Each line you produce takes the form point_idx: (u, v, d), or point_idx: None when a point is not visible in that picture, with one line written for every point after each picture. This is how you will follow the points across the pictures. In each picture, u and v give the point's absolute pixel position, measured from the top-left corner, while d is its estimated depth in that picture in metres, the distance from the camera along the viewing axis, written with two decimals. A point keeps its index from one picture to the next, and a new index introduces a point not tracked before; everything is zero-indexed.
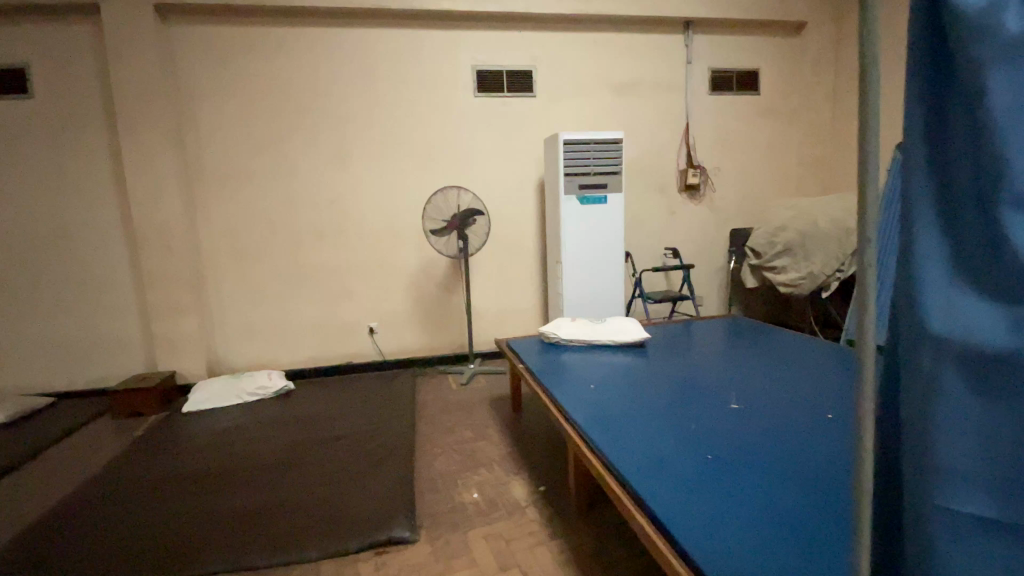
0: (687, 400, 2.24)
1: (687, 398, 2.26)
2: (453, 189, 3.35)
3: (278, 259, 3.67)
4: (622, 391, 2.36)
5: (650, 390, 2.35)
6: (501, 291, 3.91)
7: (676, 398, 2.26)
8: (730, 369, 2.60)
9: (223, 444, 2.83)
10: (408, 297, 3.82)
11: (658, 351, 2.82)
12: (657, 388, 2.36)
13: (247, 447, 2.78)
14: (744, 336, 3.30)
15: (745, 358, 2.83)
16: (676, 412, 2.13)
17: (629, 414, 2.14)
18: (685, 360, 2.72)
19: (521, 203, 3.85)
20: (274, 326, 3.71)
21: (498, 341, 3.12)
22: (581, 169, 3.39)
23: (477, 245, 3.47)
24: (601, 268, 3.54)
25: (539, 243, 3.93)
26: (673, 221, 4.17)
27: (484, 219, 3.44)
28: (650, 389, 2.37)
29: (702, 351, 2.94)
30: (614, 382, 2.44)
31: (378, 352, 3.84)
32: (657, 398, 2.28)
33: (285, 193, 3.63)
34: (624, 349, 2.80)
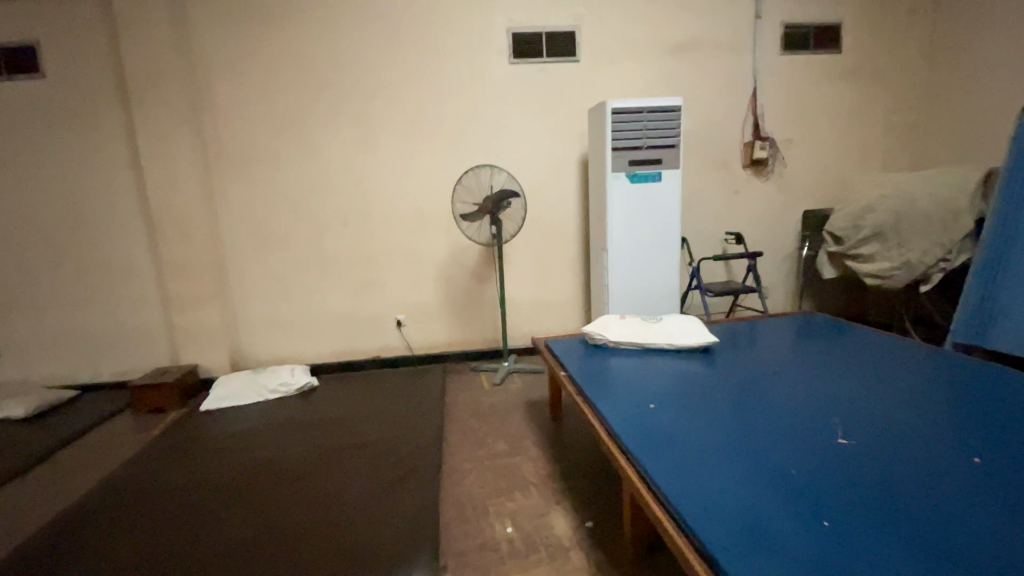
0: (767, 420, 1.79)
1: (768, 418, 1.80)
2: (485, 167, 2.98)
3: (300, 247, 3.43)
4: (682, 408, 1.93)
5: (717, 405, 1.93)
6: (539, 281, 3.55)
7: (753, 418, 1.81)
8: (814, 380, 2.14)
9: (236, 452, 2.61)
10: (438, 287, 3.52)
11: (723, 356, 2.38)
12: (725, 403, 1.93)
13: (264, 453, 2.56)
14: (824, 338, 2.79)
15: (832, 365, 2.33)
16: (752, 433, 1.70)
17: (694, 438, 1.71)
18: (758, 369, 2.26)
19: (562, 183, 3.45)
20: (297, 318, 3.49)
21: (534, 339, 2.76)
22: (632, 143, 2.95)
23: (510, 234, 3.13)
24: (653, 256, 3.12)
25: (582, 229, 3.52)
26: (735, 201, 3.66)
27: (520, 202, 3.07)
28: (718, 405, 1.93)
29: (776, 356, 2.45)
30: (672, 395, 2.04)
31: (406, 345, 3.57)
32: (729, 417, 1.83)
33: (306, 176, 3.36)
34: (681, 354, 2.37)
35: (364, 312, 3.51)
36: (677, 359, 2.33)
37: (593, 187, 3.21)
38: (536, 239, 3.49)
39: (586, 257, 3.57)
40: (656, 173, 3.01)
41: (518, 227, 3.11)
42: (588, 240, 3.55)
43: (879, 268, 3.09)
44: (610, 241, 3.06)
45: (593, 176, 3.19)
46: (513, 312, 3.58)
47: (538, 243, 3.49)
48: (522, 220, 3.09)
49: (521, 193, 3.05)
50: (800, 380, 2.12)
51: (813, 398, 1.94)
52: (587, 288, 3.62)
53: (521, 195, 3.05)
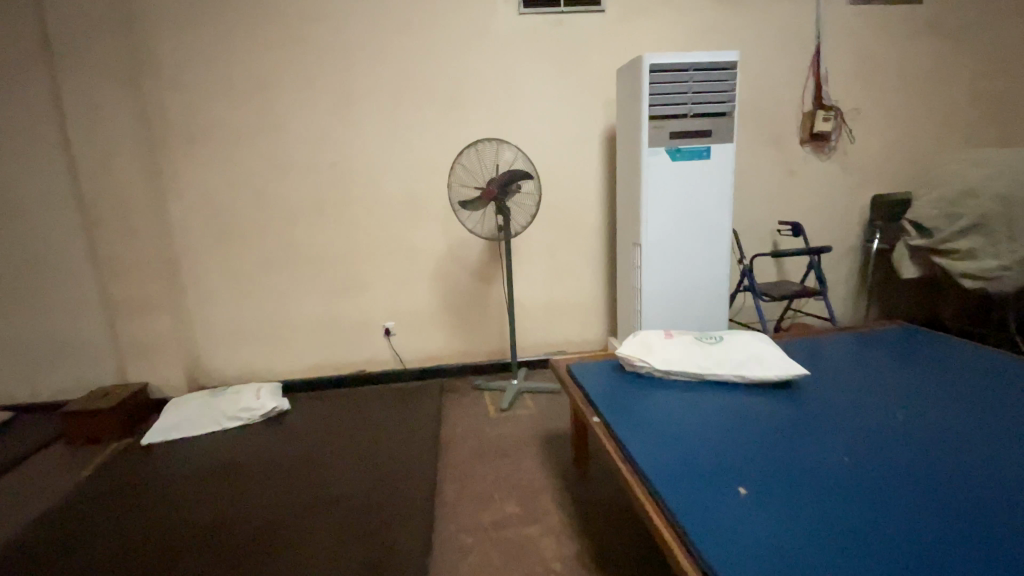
0: (931, 521, 1.10)
1: (926, 515, 1.12)
2: (488, 140, 2.35)
3: (267, 242, 2.85)
4: (782, 489, 1.24)
5: (837, 483, 1.25)
6: (554, 281, 2.96)
7: (902, 515, 1.12)
8: (965, 434, 1.45)
9: (169, 507, 2.03)
10: (434, 289, 2.93)
11: (810, 389, 1.74)
12: (848, 480, 1.26)
13: (205, 510, 1.99)
14: (937, 362, 2.09)
15: (979, 410, 1.62)
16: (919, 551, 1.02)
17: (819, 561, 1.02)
18: (866, 414, 1.58)
19: (583, 163, 2.84)
20: (265, 325, 2.92)
21: (552, 363, 2.10)
22: (675, 110, 2.34)
23: (519, 225, 2.52)
24: (697, 253, 2.52)
25: (607, 219, 2.92)
26: (790, 185, 3.05)
27: (533, 185, 2.46)
28: (837, 487, 1.24)
29: (881, 390, 1.77)
30: (760, 461, 1.36)
31: (396, 358, 2.99)
32: (862, 513, 1.14)
33: (273, 155, 2.77)
34: (758, 392, 1.69)
35: (344, 318, 2.93)
36: (752, 400, 1.66)
37: (622, 167, 2.61)
38: (551, 231, 2.89)
39: (611, 252, 2.97)
40: (703, 148, 2.40)
41: (530, 218, 2.50)
42: (614, 232, 2.95)
43: (980, 267, 2.49)
44: (645, 233, 2.46)
45: (622, 154, 2.58)
46: (523, 317, 3.00)
47: (554, 236, 2.90)
48: (536, 210, 2.48)
49: (534, 174, 2.44)
50: (938, 437, 1.44)
51: (982, 475, 1.24)
52: (612, 290, 3.03)
53: (534, 176, 2.44)
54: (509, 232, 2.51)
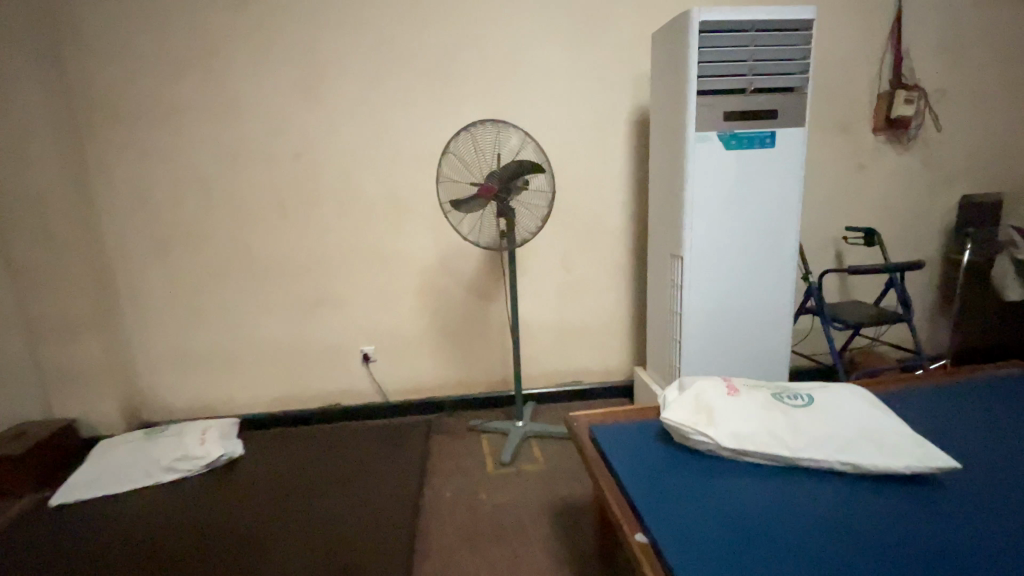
0: None
1: None
2: (486, 121, 1.81)
3: (218, 248, 2.31)
4: None
5: None
6: (569, 298, 2.43)
7: None
8: None
9: None
10: (422, 307, 2.40)
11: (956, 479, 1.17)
12: None
13: None
14: None
15: None
16: None
17: None
18: None
19: (607, 154, 2.30)
20: (218, 350, 2.41)
21: (569, 422, 1.53)
22: (731, 83, 1.79)
23: (527, 232, 1.97)
24: (753, 269, 1.97)
25: (635, 223, 2.39)
26: (857, 182, 2.51)
27: (545, 180, 1.92)
28: None
29: None
30: None
31: (376, 390, 2.46)
32: None
33: (224, 141, 2.23)
34: (884, 493, 1.11)
35: (312, 342, 2.40)
36: (879, 508, 1.07)
37: (656, 160, 2.07)
38: (566, 238, 2.36)
39: (639, 264, 2.43)
40: (766, 134, 1.85)
41: (541, 223, 1.94)
42: (643, 239, 2.40)
43: None
44: (689, 243, 1.91)
45: (658, 141, 2.04)
46: (531, 341, 2.47)
47: (569, 244, 2.36)
48: (548, 213, 1.93)
49: (546, 167, 1.90)
50: None
51: None
52: (640, 309, 2.49)
53: (547, 170, 1.90)
54: (514, 242, 1.97)
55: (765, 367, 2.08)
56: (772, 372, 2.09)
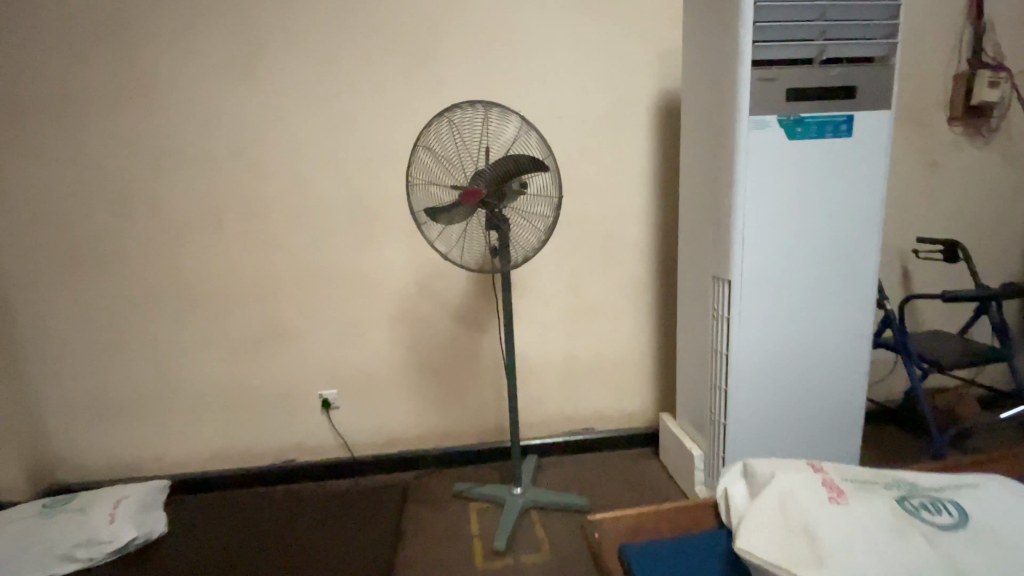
0: None
1: None
2: (464, 104, 1.35)
3: (137, 271, 1.83)
4: None
5: None
6: (579, 329, 1.95)
7: None
8: None
9: None
10: (397, 343, 1.92)
11: None
12: None
13: None
14: None
15: None
16: None
17: None
18: None
19: (624, 150, 1.84)
20: (143, 396, 1.93)
21: (589, 537, 1.01)
22: (797, 51, 1.35)
23: (525, 251, 1.49)
24: (820, 298, 1.51)
25: (659, 237, 1.92)
26: (928, 183, 2.05)
27: (551, 183, 1.44)
28: None
29: None
30: None
31: (342, 443, 1.99)
32: None
33: (139, 133, 1.74)
34: None
35: (261, 385, 1.94)
36: None
37: (689, 156, 1.61)
38: (573, 255, 1.89)
39: (665, 287, 1.95)
40: (842, 118, 1.39)
41: (545, 240, 1.46)
42: (670, 255, 1.94)
43: None
44: (739, 263, 1.43)
45: (691, 132, 1.58)
46: (532, 383, 1.99)
47: (578, 263, 1.90)
48: (555, 227, 1.45)
49: (552, 166, 1.43)
50: None
51: None
52: (666, 342, 2.00)
53: (553, 169, 1.43)
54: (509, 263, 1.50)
55: (832, 421, 1.62)
56: (840, 427, 1.63)
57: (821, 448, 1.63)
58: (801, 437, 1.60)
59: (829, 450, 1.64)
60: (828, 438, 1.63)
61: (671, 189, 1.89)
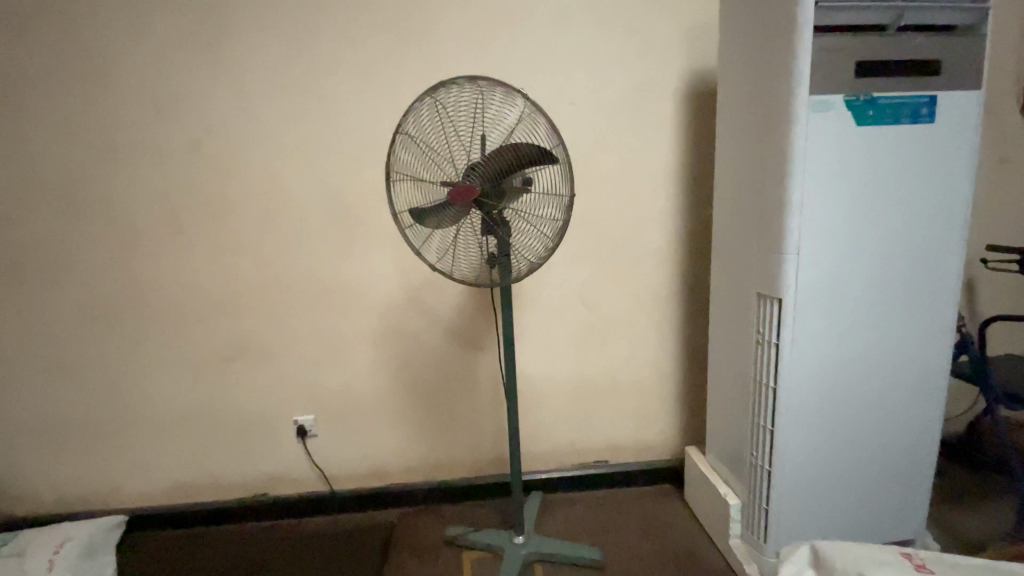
0: None
1: None
2: (452, 80, 1.08)
3: (85, 282, 1.60)
4: None
5: None
6: (591, 350, 1.69)
7: None
8: None
9: None
10: (382, 364, 1.67)
11: None
12: None
13: None
14: None
15: None
16: None
17: None
18: None
19: (645, 142, 1.58)
20: (97, 422, 1.71)
21: None
22: (868, 15, 1.08)
23: (530, 261, 1.23)
24: (886, 319, 1.24)
25: (687, 243, 1.65)
26: (999, 182, 1.77)
27: (562, 179, 1.17)
28: None
29: None
30: None
31: (320, 475, 1.75)
32: None
33: (85, 122, 1.51)
34: None
35: (228, 410, 1.70)
36: None
37: (727, 149, 1.34)
38: (586, 265, 1.63)
39: (693, 302, 1.68)
40: (922, 100, 1.12)
41: (554, 249, 1.19)
42: (700, 265, 1.67)
43: None
44: (793, 277, 1.16)
45: (730, 120, 1.31)
46: (538, 411, 1.73)
47: (592, 274, 1.64)
48: (566, 232, 1.17)
49: (563, 158, 1.15)
50: None
51: None
52: (693, 365, 1.73)
53: (564, 162, 1.15)
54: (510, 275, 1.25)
55: (895, 467, 1.34)
56: (906, 474, 1.36)
57: (882, 498, 1.36)
58: (859, 484, 1.33)
59: (892, 501, 1.36)
60: (890, 486, 1.36)
61: (701, 187, 1.61)
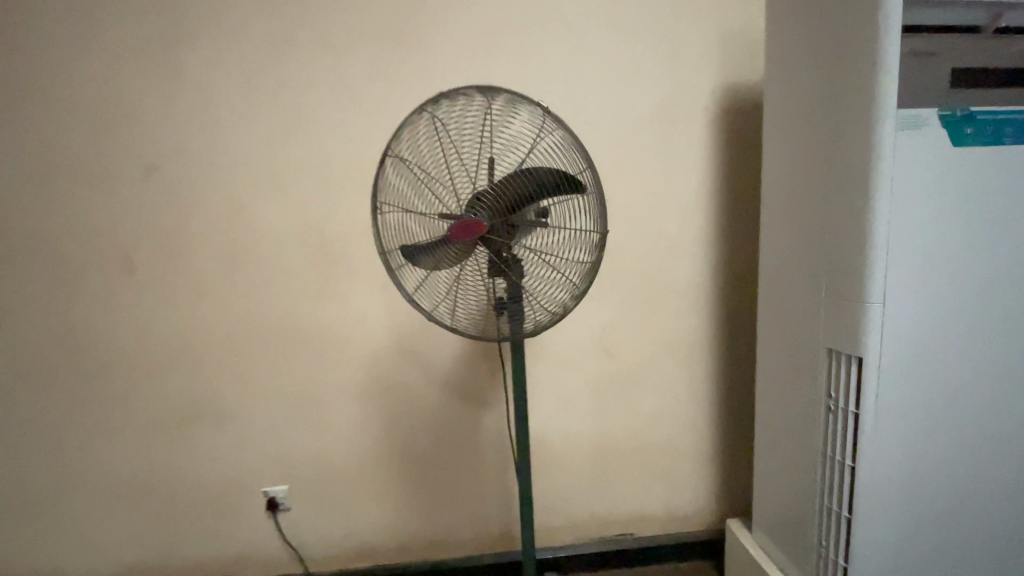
0: None
1: None
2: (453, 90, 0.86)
3: (18, 327, 1.36)
4: None
5: None
6: (612, 405, 1.45)
7: None
8: None
9: None
10: (368, 423, 1.42)
11: None
12: None
13: None
14: None
15: None
16: None
17: None
18: None
19: (677, 163, 1.34)
20: (28, 496, 1.44)
21: None
22: (961, 14, 0.88)
23: (549, 311, 0.98)
24: (995, 385, 0.99)
25: (726, 281, 1.41)
26: None
27: (591, 212, 0.93)
28: None
29: None
30: None
31: (294, 554, 1.49)
32: None
33: (17, 144, 1.28)
34: None
35: (186, 478, 1.45)
36: None
37: (781, 173, 1.13)
38: (609, 308, 1.39)
39: (733, 349, 1.44)
40: None
41: (580, 297, 0.95)
42: (743, 307, 1.42)
43: None
44: (877, 331, 0.93)
45: (786, 140, 1.10)
46: (551, 476, 1.48)
47: (616, 317, 1.40)
48: (595, 277, 0.94)
49: (593, 186, 0.92)
50: None
51: None
52: (732, 421, 1.48)
53: (594, 191, 0.92)
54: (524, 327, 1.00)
55: (1001, 564, 1.08)
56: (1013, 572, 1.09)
57: None
58: None
59: None
60: None
61: (745, 216, 1.37)
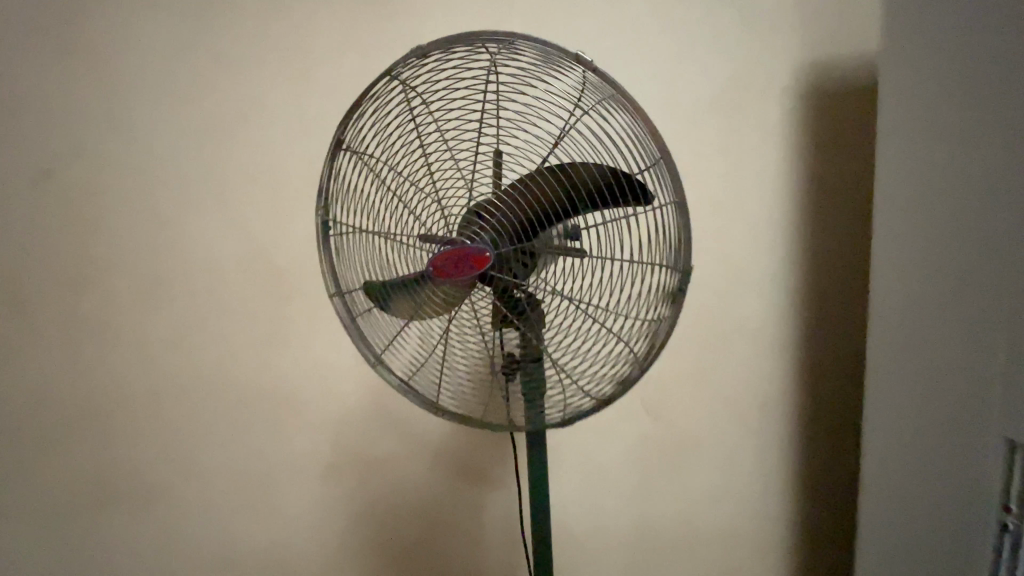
0: None
1: None
2: (435, 42, 0.54)
3: None
4: None
5: None
6: (653, 483, 1.10)
7: None
8: None
9: None
10: (332, 505, 1.09)
11: None
12: None
13: None
14: None
15: None
16: None
17: None
18: None
19: (751, 165, 0.99)
20: None
21: None
22: None
23: (585, 395, 0.61)
24: None
25: (814, 323, 1.05)
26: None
27: (658, 237, 0.57)
28: None
29: None
30: None
31: None
32: None
33: None
34: None
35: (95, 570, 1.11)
36: None
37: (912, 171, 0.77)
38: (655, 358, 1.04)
39: (818, 413, 1.08)
40: None
41: (640, 375, 0.57)
42: (831, 356, 1.06)
43: None
44: None
45: (926, 132, 0.77)
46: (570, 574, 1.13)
47: (662, 370, 1.05)
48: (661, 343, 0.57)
49: (664, 193, 0.56)
50: None
51: None
52: (812, 504, 1.12)
53: (664, 203, 0.56)
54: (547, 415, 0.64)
55: None
56: None
57: None
58: None
59: None
60: None
61: (840, 236, 1.02)
